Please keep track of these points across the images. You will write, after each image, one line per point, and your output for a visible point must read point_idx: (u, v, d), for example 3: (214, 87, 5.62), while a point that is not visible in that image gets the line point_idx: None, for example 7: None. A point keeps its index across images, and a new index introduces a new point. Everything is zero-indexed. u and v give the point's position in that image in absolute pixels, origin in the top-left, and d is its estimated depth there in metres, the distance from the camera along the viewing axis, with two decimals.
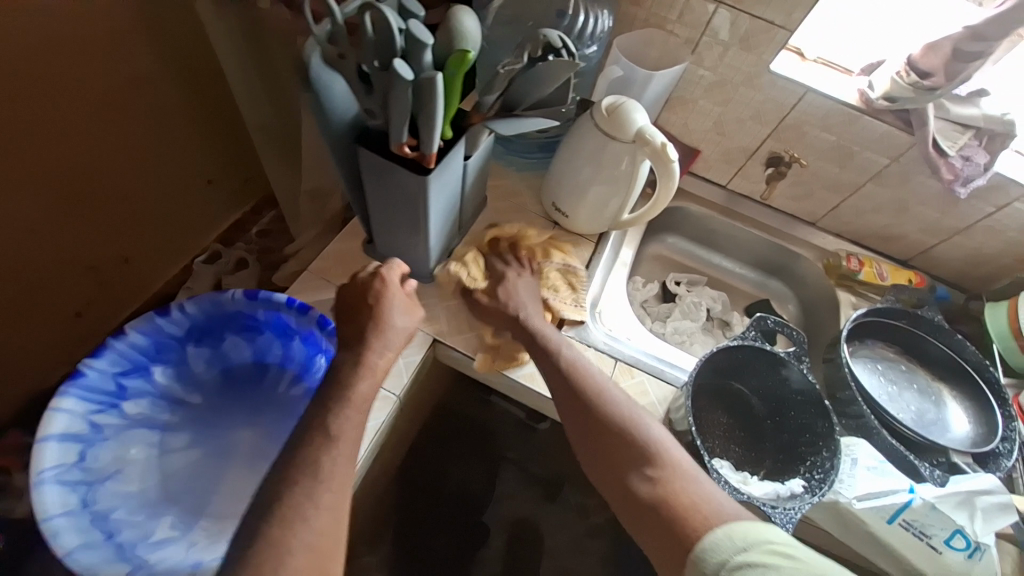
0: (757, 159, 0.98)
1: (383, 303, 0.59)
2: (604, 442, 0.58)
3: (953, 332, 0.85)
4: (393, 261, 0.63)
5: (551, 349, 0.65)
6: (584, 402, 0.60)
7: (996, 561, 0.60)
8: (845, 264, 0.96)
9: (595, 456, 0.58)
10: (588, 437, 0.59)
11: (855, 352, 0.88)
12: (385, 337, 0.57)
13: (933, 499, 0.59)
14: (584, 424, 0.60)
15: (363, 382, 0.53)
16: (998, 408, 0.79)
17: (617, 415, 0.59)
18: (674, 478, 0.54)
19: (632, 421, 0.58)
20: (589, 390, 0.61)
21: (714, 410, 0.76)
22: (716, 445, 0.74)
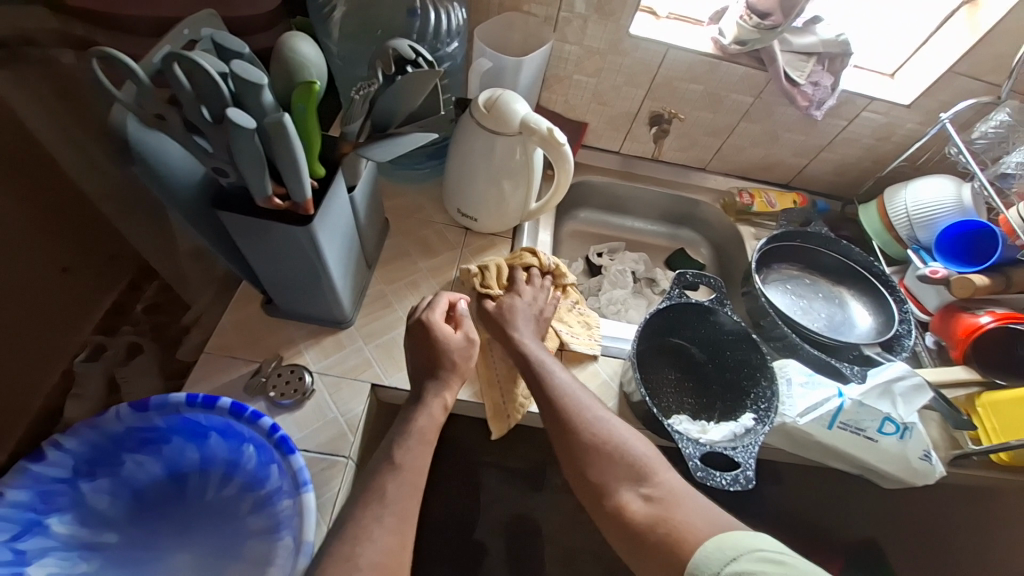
0: (641, 120, 1.01)
1: (433, 348, 0.62)
2: (591, 465, 0.59)
3: (839, 240, 0.94)
4: (439, 297, 0.66)
5: (540, 372, 0.65)
6: (568, 425, 0.61)
7: (924, 436, 0.67)
8: (739, 202, 1.02)
9: (564, 451, 0.61)
10: (573, 458, 0.60)
11: (767, 279, 0.95)
12: (444, 376, 0.61)
13: (859, 396, 0.66)
14: (570, 448, 0.60)
15: (421, 418, 0.58)
16: (890, 295, 0.90)
17: (576, 411, 0.62)
18: (670, 495, 0.56)
19: (600, 420, 0.61)
20: (553, 401, 0.62)
21: (661, 370, 0.78)
22: (671, 402, 0.76)
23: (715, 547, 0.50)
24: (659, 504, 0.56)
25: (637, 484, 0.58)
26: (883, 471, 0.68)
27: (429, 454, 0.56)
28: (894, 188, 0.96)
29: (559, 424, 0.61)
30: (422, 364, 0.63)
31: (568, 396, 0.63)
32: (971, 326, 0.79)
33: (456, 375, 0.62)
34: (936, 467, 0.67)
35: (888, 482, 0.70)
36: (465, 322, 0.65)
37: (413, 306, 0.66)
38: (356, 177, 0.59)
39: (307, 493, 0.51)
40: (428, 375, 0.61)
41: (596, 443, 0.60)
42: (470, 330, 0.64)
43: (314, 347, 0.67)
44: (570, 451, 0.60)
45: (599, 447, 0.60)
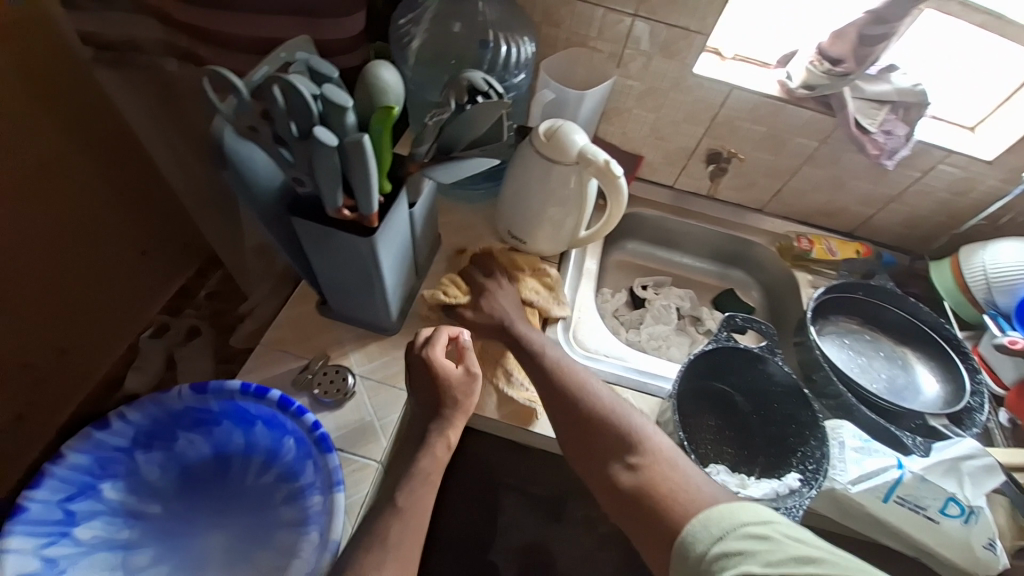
0: (697, 156, 1.00)
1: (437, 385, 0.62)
2: (588, 435, 0.60)
3: (907, 297, 0.88)
4: (436, 329, 0.65)
5: (536, 351, 0.66)
6: (568, 401, 0.62)
7: (991, 523, 0.60)
8: (797, 247, 0.99)
9: (560, 422, 0.62)
10: (571, 433, 0.60)
11: (823, 330, 0.90)
12: (447, 414, 0.61)
13: (921, 471, 0.61)
14: (569, 423, 0.61)
15: (423, 459, 0.58)
16: (962, 362, 0.83)
17: (574, 384, 0.63)
18: (656, 463, 0.56)
19: (592, 395, 0.62)
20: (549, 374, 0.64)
21: (701, 415, 0.75)
22: (708, 450, 0.73)
23: (700, 525, 0.49)
24: (646, 470, 0.55)
25: (624, 454, 0.57)
26: (941, 555, 0.62)
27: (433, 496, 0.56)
28: (972, 247, 0.90)
29: (559, 400, 0.62)
30: (426, 401, 0.63)
31: (563, 371, 0.64)
32: None
33: (460, 411, 0.62)
34: (1001, 558, 0.61)
35: (944, 568, 0.64)
36: (466, 358, 0.65)
37: (410, 345, 0.66)
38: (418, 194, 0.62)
39: (339, 493, 0.53)
40: (438, 411, 0.61)
41: (588, 411, 0.61)
42: (474, 366, 0.64)
43: (359, 351, 0.70)
44: (567, 416, 0.61)
45: (592, 415, 0.61)
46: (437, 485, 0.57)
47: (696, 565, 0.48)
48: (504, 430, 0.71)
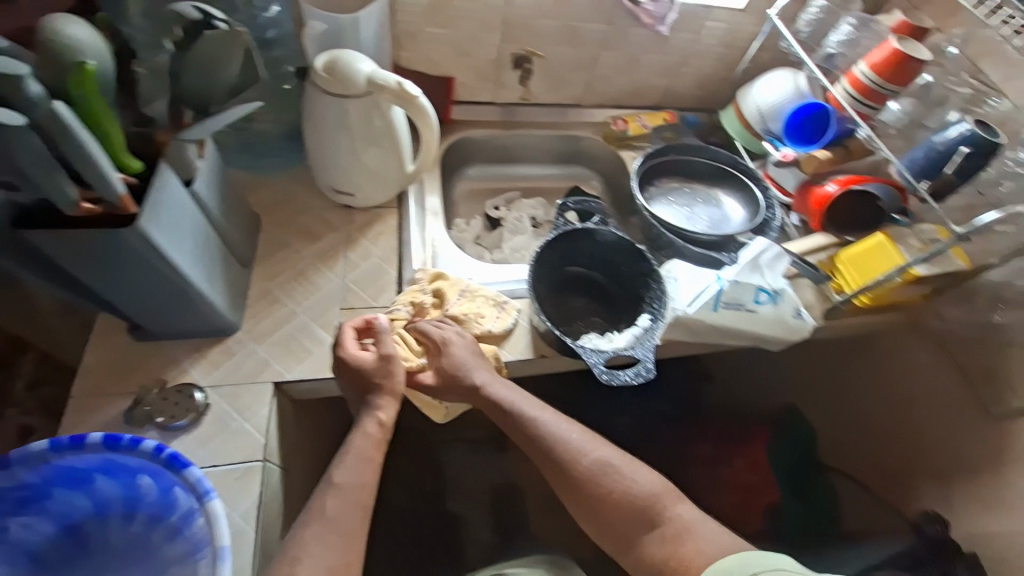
0: (505, 65, 0.99)
1: (359, 371, 0.61)
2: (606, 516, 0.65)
3: (703, 146, 1.02)
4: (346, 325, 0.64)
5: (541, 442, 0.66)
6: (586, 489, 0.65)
7: (792, 297, 0.75)
8: (614, 129, 1.07)
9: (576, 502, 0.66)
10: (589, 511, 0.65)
11: (652, 196, 1.00)
12: (375, 396, 0.62)
13: (734, 276, 0.72)
14: (587, 505, 0.65)
15: (357, 438, 0.59)
16: (754, 186, 0.99)
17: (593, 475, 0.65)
18: (679, 532, 0.63)
19: (609, 473, 0.65)
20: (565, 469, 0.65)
21: (568, 300, 0.81)
22: (581, 326, 0.80)
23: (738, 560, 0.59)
24: (672, 542, 0.63)
25: (649, 527, 0.64)
26: (768, 336, 0.76)
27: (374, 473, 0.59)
28: (744, 89, 1.03)
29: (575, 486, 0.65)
30: (351, 385, 0.63)
31: (569, 452, 0.66)
32: (822, 197, 0.88)
33: (388, 393, 0.62)
34: (807, 322, 0.76)
35: (774, 347, 0.79)
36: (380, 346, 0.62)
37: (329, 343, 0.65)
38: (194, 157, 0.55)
39: (212, 500, 0.48)
40: (364, 394, 0.62)
41: (603, 487, 0.65)
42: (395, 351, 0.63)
43: (200, 362, 0.63)
44: (587, 504, 0.65)
45: (616, 500, 0.65)
46: (379, 461, 0.59)
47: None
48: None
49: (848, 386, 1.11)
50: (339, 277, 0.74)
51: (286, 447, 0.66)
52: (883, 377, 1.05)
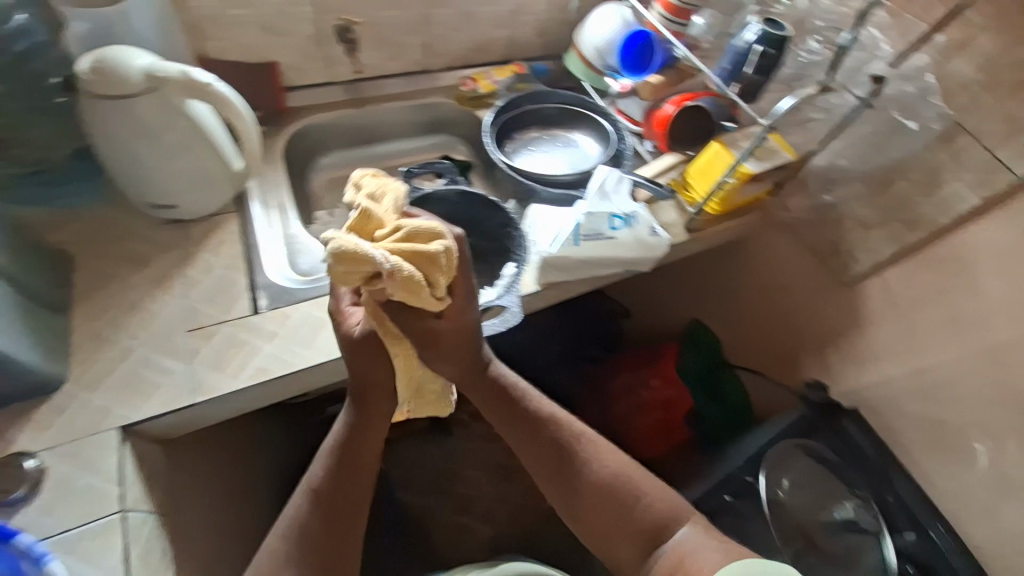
0: (329, 39, 0.93)
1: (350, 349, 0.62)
2: (623, 531, 0.67)
3: (547, 92, 1.03)
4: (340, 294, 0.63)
5: (580, 455, 0.70)
6: (607, 503, 0.68)
7: (644, 217, 0.80)
8: (465, 90, 1.04)
9: (591, 510, 0.68)
10: (605, 523, 0.68)
11: (511, 152, 0.99)
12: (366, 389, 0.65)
13: (584, 211, 0.77)
14: (607, 518, 0.68)
15: (342, 438, 0.67)
16: (604, 120, 1.01)
17: (620, 489, 0.68)
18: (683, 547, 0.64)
19: (640, 493, 0.68)
20: (594, 480, 0.68)
21: None
22: None
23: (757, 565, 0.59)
24: (676, 552, 0.64)
25: (655, 543, 0.66)
26: (634, 259, 0.80)
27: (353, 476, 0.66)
28: (579, 31, 1.04)
29: (600, 499, 0.68)
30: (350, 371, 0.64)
31: (603, 470, 0.69)
32: (663, 118, 0.92)
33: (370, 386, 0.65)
34: (665, 237, 0.80)
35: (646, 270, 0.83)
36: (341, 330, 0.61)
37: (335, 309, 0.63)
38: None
39: (49, 564, 0.46)
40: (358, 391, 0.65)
41: (628, 494, 0.68)
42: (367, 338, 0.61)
43: (25, 427, 0.57)
44: (609, 517, 0.68)
45: (639, 517, 0.67)
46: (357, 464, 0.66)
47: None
48: (266, 395, 0.66)
49: (737, 292, 1.18)
50: (178, 298, 0.68)
51: (158, 489, 0.61)
52: (749, 279, 1.14)
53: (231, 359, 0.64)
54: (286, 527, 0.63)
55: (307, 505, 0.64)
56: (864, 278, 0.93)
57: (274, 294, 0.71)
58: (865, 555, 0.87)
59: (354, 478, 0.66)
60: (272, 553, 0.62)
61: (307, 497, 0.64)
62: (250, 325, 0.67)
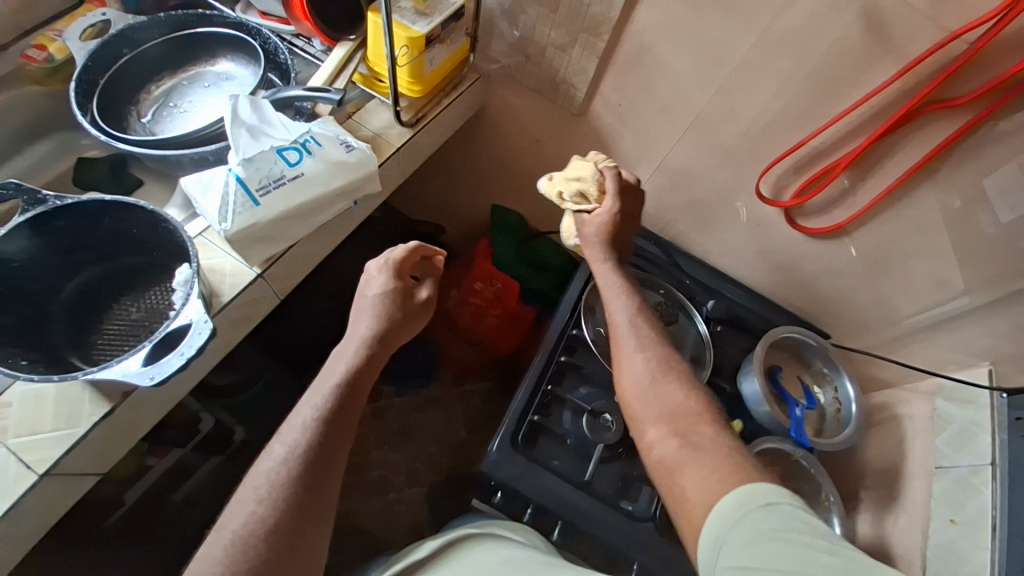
0: None
1: (390, 292, 0.70)
2: (671, 420, 0.60)
3: (143, 20, 0.75)
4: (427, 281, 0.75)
5: (679, 360, 0.66)
6: (668, 400, 0.62)
7: (322, 134, 0.67)
8: (34, 67, 0.76)
9: (649, 400, 0.63)
10: (658, 406, 0.62)
11: (144, 124, 0.76)
12: (403, 313, 0.70)
13: (239, 158, 0.61)
14: (664, 406, 0.61)
15: (361, 369, 0.66)
16: (241, 33, 0.78)
17: (686, 392, 0.62)
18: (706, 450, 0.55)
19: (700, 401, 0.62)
20: (678, 378, 0.64)
21: (96, 324, 0.67)
22: (125, 343, 0.66)
23: (782, 501, 0.49)
24: (697, 455, 0.55)
25: (675, 438, 0.58)
26: (345, 186, 0.68)
27: (345, 426, 0.62)
28: None
29: (665, 395, 0.62)
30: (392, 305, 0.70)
31: (685, 378, 0.64)
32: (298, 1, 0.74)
33: (409, 311, 0.71)
34: (359, 146, 0.69)
35: (378, 187, 0.71)
36: (388, 268, 0.72)
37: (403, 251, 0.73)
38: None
39: None
40: (385, 332, 0.68)
41: (693, 398, 0.62)
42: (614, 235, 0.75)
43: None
44: (660, 408, 0.61)
45: (692, 417, 0.60)
46: (354, 419, 0.63)
47: (756, 503, 0.49)
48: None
49: (510, 160, 1.11)
50: None
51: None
52: (507, 144, 1.08)
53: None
54: (284, 455, 0.57)
55: (309, 430, 0.59)
56: (588, 101, 0.91)
57: None
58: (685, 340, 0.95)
59: (358, 412, 0.64)
60: (268, 471, 0.56)
61: (307, 427, 0.59)
62: None
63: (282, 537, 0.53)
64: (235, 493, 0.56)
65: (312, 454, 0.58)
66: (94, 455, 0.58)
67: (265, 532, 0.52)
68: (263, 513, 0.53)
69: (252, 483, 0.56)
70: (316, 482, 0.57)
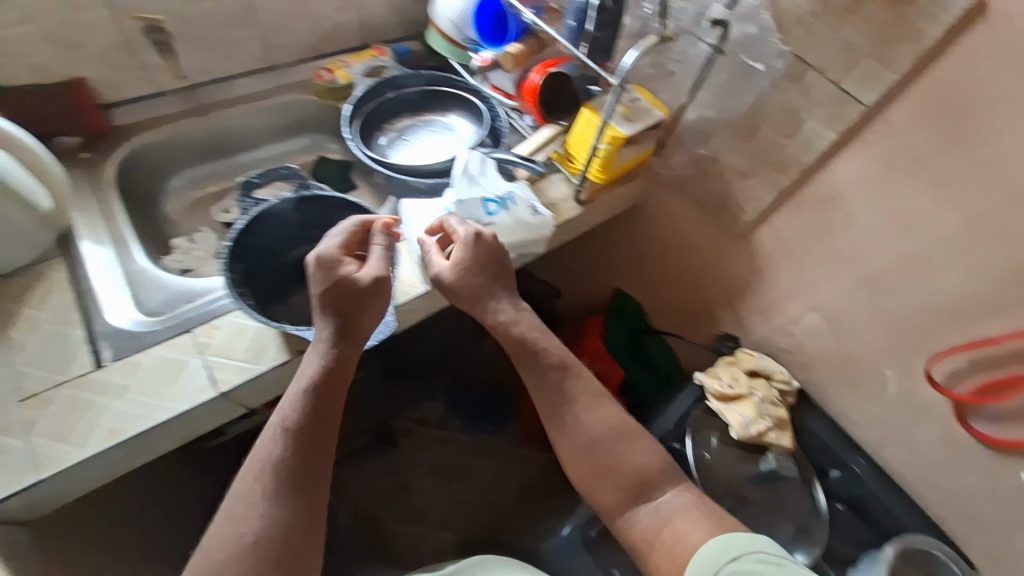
0: (136, 42, 0.79)
1: (342, 284, 0.64)
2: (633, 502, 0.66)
3: (411, 73, 0.95)
4: (371, 265, 0.67)
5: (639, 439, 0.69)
6: (628, 483, 0.67)
7: (520, 196, 0.77)
8: (321, 84, 0.94)
9: (609, 481, 0.67)
10: (618, 488, 0.67)
11: (382, 145, 0.93)
12: (361, 308, 0.65)
13: (454, 199, 0.73)
14: (621, 486, 0.67)
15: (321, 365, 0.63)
16: (476, 98, 0.95)
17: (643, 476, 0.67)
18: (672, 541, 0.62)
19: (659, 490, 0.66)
20: (643, 459, 0.68)
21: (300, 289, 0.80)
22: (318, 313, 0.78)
23: (740, 546, 0.59)
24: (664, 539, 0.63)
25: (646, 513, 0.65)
26: (520, 244, 0.77)
27: (320, 425, 0.62)
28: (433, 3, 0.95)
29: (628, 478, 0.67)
30: (344, 297, 0.64)
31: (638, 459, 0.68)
32: (531, 88, 0.88)
33: (366, 303, 0.65)
34: (545, 215, 0.77)
35: (542, 251, 0.80)
36: (320, 268, 0.66)
37: (349, 241, 0.69)
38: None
39: None
40: (342, 329, 0.64)
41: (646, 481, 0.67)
42: (455, 292, 0.69)
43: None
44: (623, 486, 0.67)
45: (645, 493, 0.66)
46: (331, 416, 0.63)
47: (720, 553, 0.58)
48: (129, 456, 0.61)
49: (653, 258, 1.16)
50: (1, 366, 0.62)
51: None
52: (655, 241, 1.13)
53: (79, 426, 0.60)
54: (259, 467, 0.59)
55: (280, 442, 0.60)
56: (755, 228, 0.92)
57: (119, 344, 0.65)
58: (789, 499, 0.88)
59: (334, 407, 0.63)
60: (246, 486, 0.58)
61: (281, 436, 0.60)
62: (95, 383, 0.62)
63: (287, 546, 0.56)
64: (215, 515, 0.57)
65: (289, 458, 0.59)
66: (260, 391, 0.69)
67: (246, 543, 0.54)
68: (261, 507, 0.57)
69: (239, 490, 0.58)
70: (308, 485, 0.59)
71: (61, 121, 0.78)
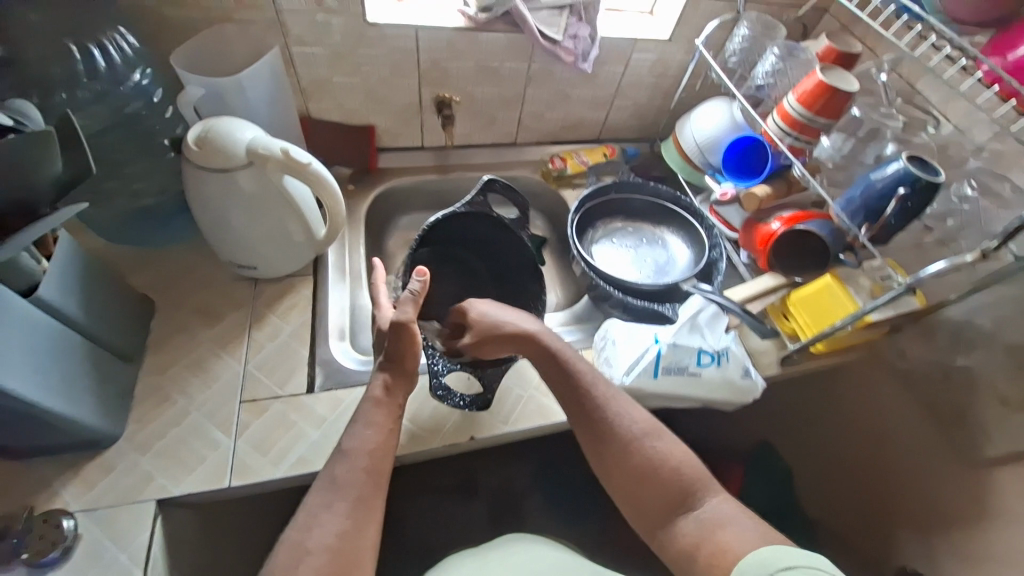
0: (427, 109, 0.91)
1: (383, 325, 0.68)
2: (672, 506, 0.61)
3: (646, 182, 0.96)
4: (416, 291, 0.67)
5: (657, 445, 0.64)
6: (661, 489, 0.61)
7: (739, 355, 0.72)
8: (552, 168, 0.99)
9: (642, 496, 0.62)
10: (658, 501, 0.61)
11: (592, 241, 0.95)
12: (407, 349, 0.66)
13: (672, 339, 0.70)
14: (658, 499, 0.61)
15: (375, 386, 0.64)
16: (699, 225, 0.94)
17: (677, 484, 0.61)
18: (721, 535, 0.57)
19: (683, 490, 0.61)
20: (674, 466, 0.62)
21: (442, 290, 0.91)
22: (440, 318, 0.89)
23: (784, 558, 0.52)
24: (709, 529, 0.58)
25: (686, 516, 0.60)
26: (720, 401, 0.72)
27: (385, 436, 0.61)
28: (683, 121, 0.97)
29: (663, 493, 0.61)
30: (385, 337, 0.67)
31: (663, 465, 0.62)
32: (767, 235, 0.82)
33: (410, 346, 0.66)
34: (758, 381, 0.72)
35: (730, 409, 0.74)
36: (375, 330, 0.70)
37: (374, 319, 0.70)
38: (37, 253, 0.53)
39: None
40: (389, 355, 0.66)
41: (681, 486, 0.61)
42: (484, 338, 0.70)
43: (74, 480, 0.59)
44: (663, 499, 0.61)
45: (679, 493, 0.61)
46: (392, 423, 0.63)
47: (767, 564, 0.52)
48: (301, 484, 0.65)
49: (826, 428, 1.03)
50: (240, 363, 0.69)
51: (179, 563, 0.61)
52: (837, 413, 1.00)
53: (279, 441, 0.64)
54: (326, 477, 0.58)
55: (341, 462, 0.59)
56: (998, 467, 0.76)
57: (331, 373, 0.71)
58: None
59: (396, 408, 0.64)
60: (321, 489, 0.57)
61: (341, 456, 0.59)
62: (303, 406, 0.67)
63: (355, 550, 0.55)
64: (290, 524, 0.55)
65: (348, 469, 0.58)
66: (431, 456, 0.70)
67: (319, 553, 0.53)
68: (321, 503, 0.56)
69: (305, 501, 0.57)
70: (373, 487, 0.58)
71: (344, 155, 0.92)
